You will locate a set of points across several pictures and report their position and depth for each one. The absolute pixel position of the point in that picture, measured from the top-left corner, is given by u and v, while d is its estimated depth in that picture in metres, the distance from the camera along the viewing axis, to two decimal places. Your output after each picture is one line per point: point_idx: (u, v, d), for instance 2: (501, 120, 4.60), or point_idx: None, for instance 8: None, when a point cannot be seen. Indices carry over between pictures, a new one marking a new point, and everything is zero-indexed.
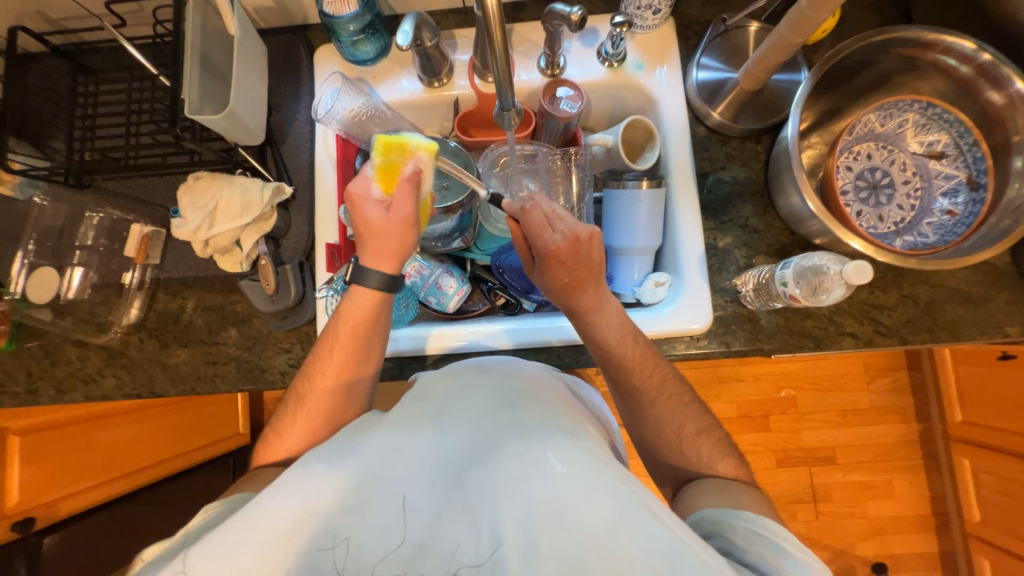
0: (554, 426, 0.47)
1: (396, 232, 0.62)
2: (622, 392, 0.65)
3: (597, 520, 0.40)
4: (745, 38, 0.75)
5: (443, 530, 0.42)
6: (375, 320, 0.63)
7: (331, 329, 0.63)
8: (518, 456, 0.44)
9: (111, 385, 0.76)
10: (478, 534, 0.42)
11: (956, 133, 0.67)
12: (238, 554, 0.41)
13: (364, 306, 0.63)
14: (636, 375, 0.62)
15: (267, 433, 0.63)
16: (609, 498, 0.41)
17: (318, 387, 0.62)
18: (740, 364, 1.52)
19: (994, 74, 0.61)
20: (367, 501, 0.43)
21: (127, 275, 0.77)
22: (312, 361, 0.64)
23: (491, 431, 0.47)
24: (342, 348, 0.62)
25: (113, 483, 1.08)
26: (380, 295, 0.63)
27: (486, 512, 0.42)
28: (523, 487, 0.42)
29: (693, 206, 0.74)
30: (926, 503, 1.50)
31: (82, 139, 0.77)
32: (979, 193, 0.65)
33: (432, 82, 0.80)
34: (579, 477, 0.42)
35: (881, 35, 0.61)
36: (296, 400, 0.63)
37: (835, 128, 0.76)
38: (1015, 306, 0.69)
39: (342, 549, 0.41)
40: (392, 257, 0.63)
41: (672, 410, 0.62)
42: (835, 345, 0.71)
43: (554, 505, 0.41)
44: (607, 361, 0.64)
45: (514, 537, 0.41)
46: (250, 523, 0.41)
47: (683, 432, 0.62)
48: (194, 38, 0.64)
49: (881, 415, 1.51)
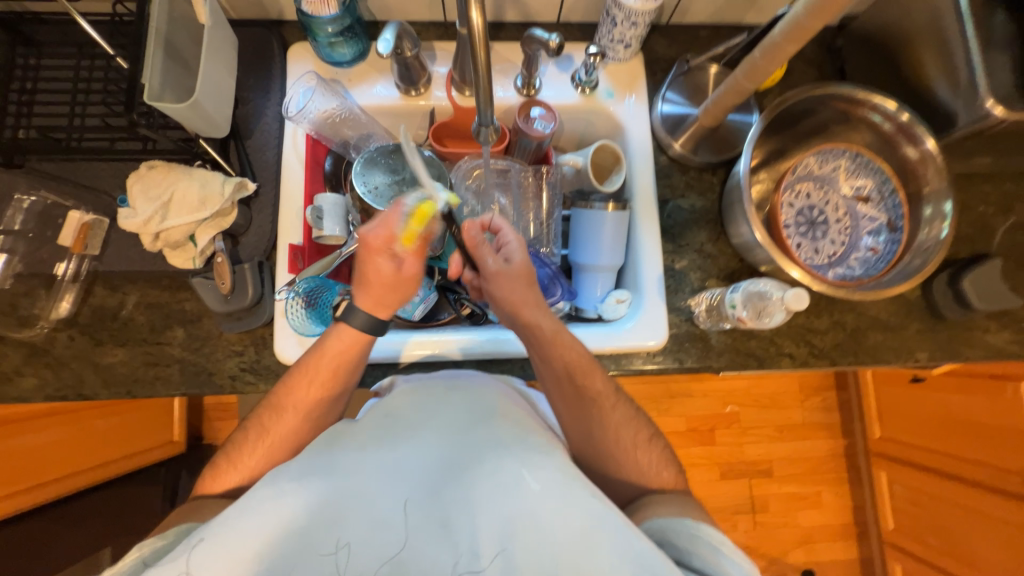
0: (527, 445, 0.48)
1: (400, 288, 0.60)
2: (576, 403, 0.63)
3: (570, 535, 0.42)
4: (705, 78, 0.82)
5: (420, 549, 0.42)
6: (355, 362, 0.62)
7: (311, 358, 0.60)
8: (494, 474, 0.45)
9: (31, 385, 0.69)
10: (457, 550, 0.42)
11: (879, 180, 0.77)
12: (225, 553, 0.40)
13: (347, 345, 0.60)
14: (609, 412, 0.62)
15: (216, 458, 0.59)
16: (584, 514, 0.42)
17: (286, 420, 0.59)
18: (690, 381, 1.60)
19: (911, 131, 0.70)
20: (343, 516, 0.43)
21: (61, 265, 0.71)
22: (279, 393, 0.60)
23: (466, 450, 0.49)
24: (316, 383, 0.60)
25: (18, 497, 0.95)
26: (362, 334, 0.61)
27: (463, 528, 0.43)
28: (502, 502, 0.44)
29: (654, 229, 0.79)
30: (848, 512, 1.64)
31: (16, 115, 0.71)
32: (897, 234, 0.74)
33: (409, 90, 0.80)
34: (555, 497, 0.43)
35: (820, 89, 0.69)
36: (258, 431, 0.59)
37: (782, 166, 0.83)
38: (925, 334, 0.78)
39: (342, 554, 0.42)
40: (387, 306, 0.61)
41: (632, 423, 0.63)
42: (776, 365, 0.77)
43: (530, 521, 0.43)
44: (552, 366, 0.62)
45: (493, 545, 0.42)
46: (221, 543, 0.41)
47: (636, 432, 0.62)
48: (159, 23, 0.61)
49: (813, 431, 1.64)
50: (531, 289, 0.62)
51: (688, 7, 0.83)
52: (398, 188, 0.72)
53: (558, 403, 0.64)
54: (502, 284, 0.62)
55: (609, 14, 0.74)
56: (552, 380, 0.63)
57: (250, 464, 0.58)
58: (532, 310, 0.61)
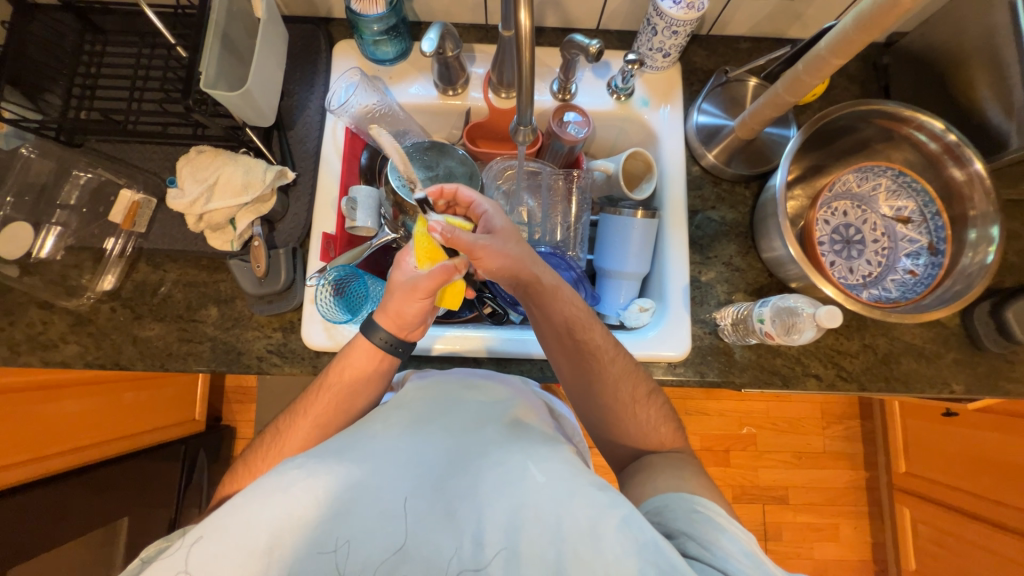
0: (535, 444, 0.50)
1: (416, 315, 0.59)
2: (580, 361, 0.61)
3: (576, 526, 0.41)
4: (744, 91, 0.81)
5: (425, 535, 0.43)
6: (368, 378, 0.62)
7: (323, 371, 0.62)
8: (500, 465, 0.47)
9: (73, 352, 0.73)
10: (461, 539, 0.43)
11: (922, 202, 0.74)
12: (230, 545, 0.40)
13: (362, 358, 0.61)
14: (632, 407, 0.61)
15: (238, 465, 0.60)
16: (586, 505, 0.42)
17: (298, 425, 0.60)
18: (708, 399, 1.57)
19: (958, 152, 0.68)
20: (352, 505, 0.43)
21: (109, 241, 0.74)
22: (298, 404, 0.61)
23: (475, 445, 0.51)
24: (328, 397, 0.60)
25: (53, 459, 0.98)
26: (379, 353, 0.61)
27: (468, 516, 0.44)
28: (506, 491, 0.45)
29: (682, 238, 0.78)
30: (867, 548, 1.57)
31: (80, 98, 0.75)
32: (938, 258, 0.71)
33: (447, 90, 0.82)
34: (560, 488, 0.44)
35: (863, 106, 0.68)
36: (273, 435, 0.61)
37: (818, 182, 0.82)
38: (962, 365, 0.75)
39: (343, 552, 0.42)
40: (405, 327, 0.61)
41: (661, 417, 0.62)
42: (801, 385, 0.75)
43: (532, 511, 0.43)
44: (551, 322, 0.61)
45: (496, 540, 0.42)
46: (228, 536, 0.41)
47: (635, 387, 0.62)
48: (219, 15, 0.64)
49: (833, 460, 1.58)
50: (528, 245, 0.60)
51: (729, 21, 0.83)
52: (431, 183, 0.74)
53: (557, 359, 0.63)
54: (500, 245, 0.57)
55: (649, 23, 0.75)
56: (556, 344, 0.62)
57: (276, 454, 0.58)
58: (532, 265, 0.59)
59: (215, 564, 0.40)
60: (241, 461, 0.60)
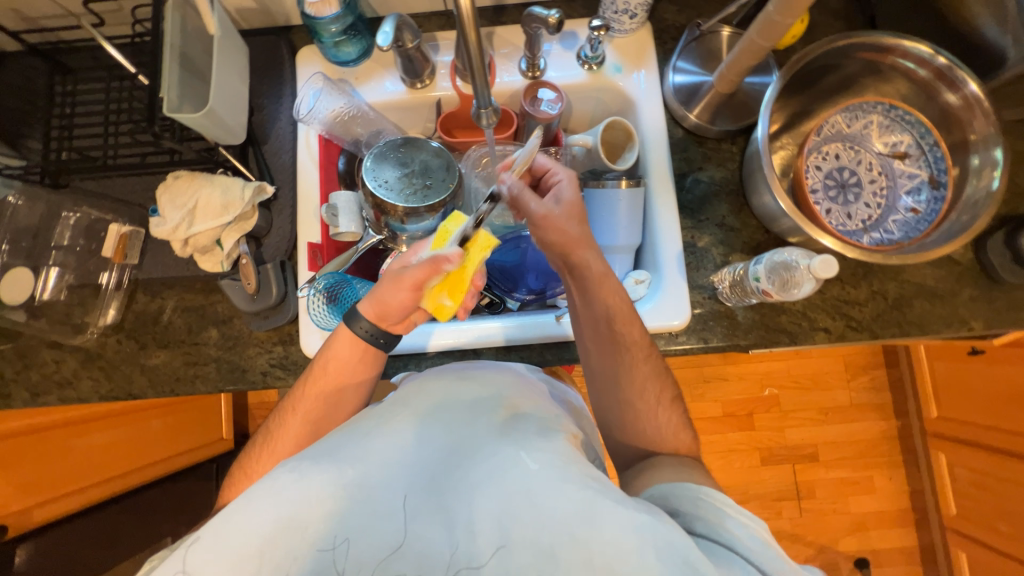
0: (529, 433, 0.50)
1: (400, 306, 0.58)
2: (610, 351, 0.61)
3: (568, 510, 0.41)
4: (718, 42, 0.78)
5: (420, 530, 0.43)
6: (352, 369, 0.62)
7: (309, 367, 0.62)
8: (494, 457, 0.47)
9: (87, 387, 0.75)
10: (455, 530, 0.43)
11: (917, 134, 0.71)
12: (226, 550, 0.42)
13: (344, 350, 0.61)
14: (656, 409, 0.61)
15: (235, 469, 0.61)
16: (578, 489, 0.43)
17: (290, 423, 0.61)
18: (724, 364, 1.54)
19: (950, 76, 0.64)
20: (346, 509, 0.44)
21: (105, 276, 0.76)
22: (288, 402, 0.62)
23: (469, 438, 0.51)
24: (315, 391, 0.61)
25: (87, 492, 1.01)
26: (365, 346, 0.61)
27: (462, 509, 0.44)
28: (499, 482, 0.45)
29: (671, 205, 0.76)
30: (904, 497, 1.54)
31: (58, 139, 0.76)
32: (939, 192, 0.69)
33: (414, 83, 0.81)
34: (553, 474, 0.44)
35: (846, 40, 0.64)
36: (266, 435, 0.62)
37: (804, 128, 0.79)
38: (979, 301, 0.72)
39: (342, 550, 0.42)
40: (386, 318, 0.60)
41: (661, 389, 0.61)
42: (810, 340, 0.73)
43: (525, 498, 0.43)
44: (590, 310, 0.61)
45: (489, 532, 0.42)
46: (228, 543, 0.42)
47: (659, 390, 0.61)
48: (173, 37, 0.65)
49: (861, 412, 1.54)
50: (581, 228, 0.60)
51: None
52: (408, 180, 0.71)
53: (586, 341, 0.64)
54: (554, 227, 0.58)
55: None
56: (589, 329, 0.63)
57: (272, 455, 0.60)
58: (584, 250, 0.59)
59: (213, 566, 0.41)
60: (236, 467, 0.61)
